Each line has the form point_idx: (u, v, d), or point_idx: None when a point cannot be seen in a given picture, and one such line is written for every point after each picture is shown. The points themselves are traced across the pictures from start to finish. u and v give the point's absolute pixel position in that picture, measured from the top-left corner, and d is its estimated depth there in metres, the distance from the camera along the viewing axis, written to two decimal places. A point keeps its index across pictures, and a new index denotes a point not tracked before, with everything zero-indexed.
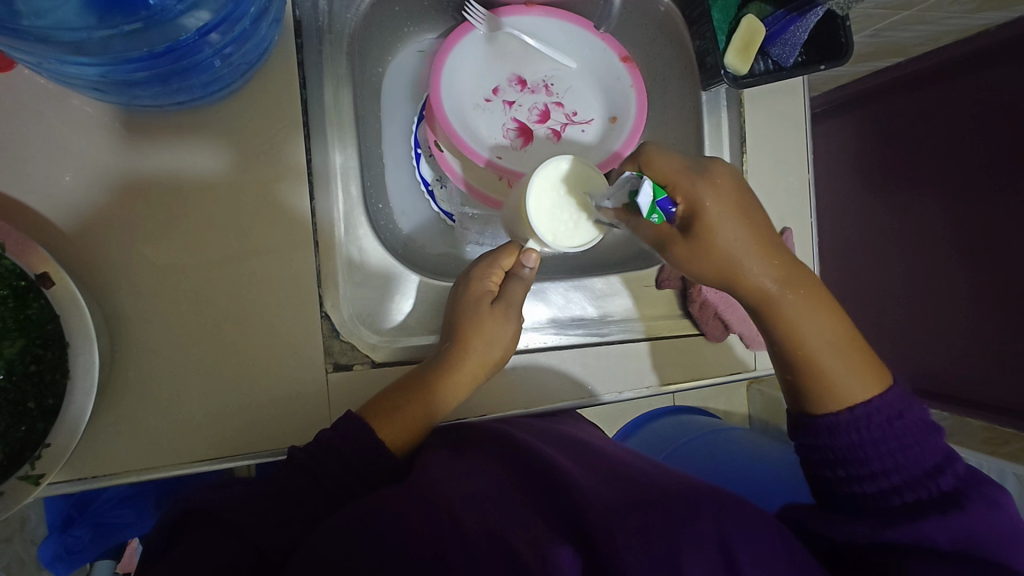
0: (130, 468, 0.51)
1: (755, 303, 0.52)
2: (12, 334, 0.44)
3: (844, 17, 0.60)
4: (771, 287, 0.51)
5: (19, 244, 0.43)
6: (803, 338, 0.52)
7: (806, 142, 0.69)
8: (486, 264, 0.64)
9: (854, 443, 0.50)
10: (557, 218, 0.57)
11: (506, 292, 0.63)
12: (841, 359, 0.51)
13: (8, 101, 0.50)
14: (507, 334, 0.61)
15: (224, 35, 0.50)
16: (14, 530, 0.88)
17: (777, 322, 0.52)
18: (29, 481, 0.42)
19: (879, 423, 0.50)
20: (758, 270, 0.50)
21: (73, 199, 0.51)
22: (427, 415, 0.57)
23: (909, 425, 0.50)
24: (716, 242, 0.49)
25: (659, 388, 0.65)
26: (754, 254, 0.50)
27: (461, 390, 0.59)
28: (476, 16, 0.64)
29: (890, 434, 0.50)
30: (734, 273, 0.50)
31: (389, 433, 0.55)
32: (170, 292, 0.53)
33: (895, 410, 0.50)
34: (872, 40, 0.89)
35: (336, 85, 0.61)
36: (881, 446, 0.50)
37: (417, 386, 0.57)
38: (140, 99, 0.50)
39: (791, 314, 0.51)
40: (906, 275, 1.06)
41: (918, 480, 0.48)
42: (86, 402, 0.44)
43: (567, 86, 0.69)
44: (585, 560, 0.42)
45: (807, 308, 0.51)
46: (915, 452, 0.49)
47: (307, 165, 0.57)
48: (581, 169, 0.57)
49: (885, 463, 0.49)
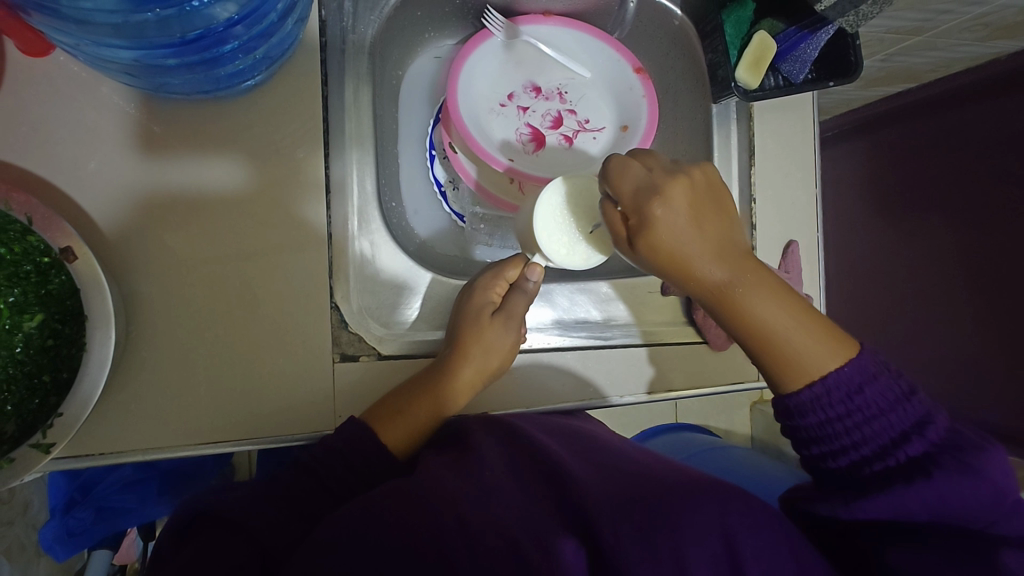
0: (137, 446, 0.52)
1: (709, 298, 0.50)
2: (32, 308, 0.46)
3: (854, 36, 0.62)
4: (718, 277, 0.49)
5: (45, 219, 0.45)
6: (762, 325, 0.49)
7: (814, 157, 0.70)
8: (493, 276, 0.65)
9: (822, 420, 0.48)
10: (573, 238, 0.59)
11: (509, 305, 0.64)
12: (801, 338, 0.49)
13: (42, 84, 0.52)
14: (508, 342, 0.62)
15: (250, 28, 0.51)
16: (17, 514, 0.89)
17: (722, 305, 0.50)
18: (39, 449, 0.43)
19: (839, 399, 0.48)
20: (703, 262, 0.48)
21: (96, 184, 0.53)
22: (427, 420, 0.58)
23: (873, 397, 0.48)
24: (660, 246, 0.48)
25: (649, 396, 0.65)
26: (690, 240, 0.48)
27: (451, 392, 0.59)
28: (494, 24, 0.67)
29: (850, 407, 0.48)
30: (683, 272, 0.49)
31: (391, 436, 0.56)
32: (183, 274, 0.54)
33: (855, 384, 0.48)
34: (884, 64, 0.90)
35: (356, 83, 0.62)
36: (847, 420, 0.47)
37: (420, 391, 0.58)
38: (169, 84, 0.52)
39: (743, 304, 0.49)
40: (914, 299, 1.06)
41: (886, 449, 0.46)
42: (100, 373, 0.45)
43: (580, 95, 0.70)
44: (586, 553, 0.44)
45: (760, 293, 0.49)
46: (882, 423, 0.47)
47: (325, 179, 0.58)
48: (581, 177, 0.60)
49: (852, 435, 0.47)
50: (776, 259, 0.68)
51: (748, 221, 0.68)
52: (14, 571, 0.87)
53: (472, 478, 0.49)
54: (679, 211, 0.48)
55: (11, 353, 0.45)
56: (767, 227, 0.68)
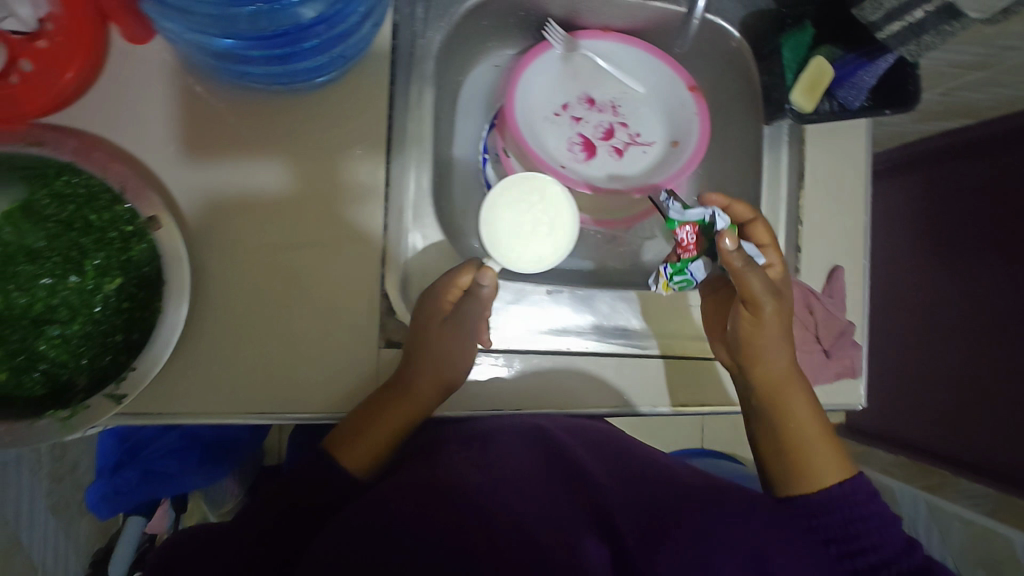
0: (193, 410, 0.55)
1: (761, 386, 0.60)
2: (113, 272, 0.50)
3: (915, 65, 0.62)
4: (781, 367, 0.59)
5: (136, 189, 0.48)
6: (802, 421, 0.58)
7: (866, 183, 0.69)
8: (444, 282, 0.60)
9: (846, 518, 0.52)
10: (530, 246, 0.63)
11: (461, 313, 0.60)
12: (828, 444, 0.57)
13: (138, 69, 0.56)
14: (455, 353, 0.59)
15: (331, 28, 0.55)
16: (66, 472, 0.95)
17: (774, 398, 0.59)
18: (112, 399, 0.46)
19: (864, 498, 0.53)
20: (779, 348, 0.59)
21: (178, 165, 0.57)
22: (388, 439, 0.59)
23: (880, 506, 0.53)
24: (763, 312, 0.57)
25: (672, 409, 0.65)
26: (777, 338, 0.58)
27: (413, 410, 0.59)
28: (554, 36, 0.69)
29: (867, 511, 0.52)
30: (753, 351, 0.59)
31: (353, 458, 0.58)
32: (248, 252, 0.57)
33: (872, 489, 0.54)
34: (944, 98, 0.90)
35: (420, 85, 0.65)
36: (866, 522, 0.52)
37: (374, 415, 0.57)
38: (251, 75, 0.56)
39: (790, 398, 0.59)
40: (960, 341, 1.03)
41: (899, 556, 0.50)
42: (172, 334, 0.48)
43: (633, 109, 0.72)
44: (612, 555, 0.48)
45: (803, 396, 0.59)
46: (893, 531, 0.51)
47: (386, 176, 0.61)
48: (514, 189, 0.63)
49: (871, 539, 0.51)
50: (820, 282, 0.68)
51: (793, 244, 0.68)
52: (57, 523, 0.94)
53: (501, 470, 0.51)
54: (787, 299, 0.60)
55: (91, 313, 0.50)
56: (813, 251, 0.68)
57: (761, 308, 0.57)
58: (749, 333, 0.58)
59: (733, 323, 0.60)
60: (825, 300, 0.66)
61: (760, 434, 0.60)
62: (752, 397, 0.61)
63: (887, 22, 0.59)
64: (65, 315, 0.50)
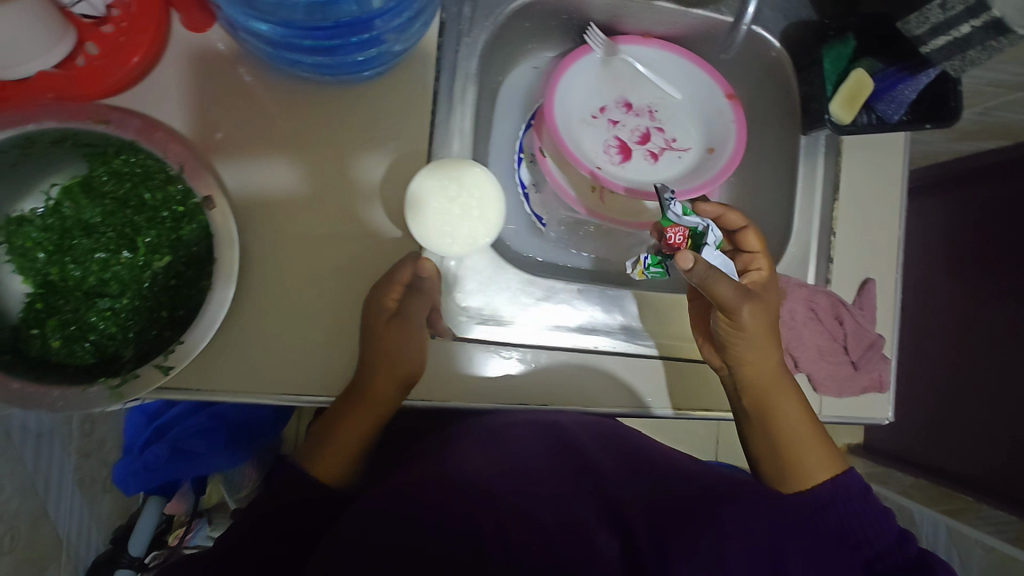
0: (230, 387, 0.56)
1: (748, 389, 0.62)
2: (163, 250, 0.52)
3: (957, 81, 0.62)
4: (766, 371, 0.61)
5: (194, 168, 0.50)
6: (787, 425, 0.62)
7: (902, 196, 0.69)
8: (384, 282, 0.58)
9: (842, 516, 0.58)
10: (462, 228, 0.61)
11: (406, 308, 0.61)
12: (814, 443, 0.62)
13: (195, 54, 0.58)
14: (411, 349, 0.59)
15: (385, 24, 0.56)
16: (94, 448, 0.97)
17: (758, 400, 0.62)
18: (161, 369, 0.48)
19: (856, 494, 0.59)
20: (760, 353, 0.60)
21: (226, 149, 0.58)
22: (356, 443, 0.60)
23: (872, 501, 0.59)
24: (745, 322, 0.58)
25: (672, 413, 0.65)
26: (758, 343, 0.60)
27: (376, 409, 0.60)
28: (595, 41, 0.70)
29: (860, 508, 0.58)
30: (736, 355, 0.61)
31: (328, 467, 0.59)
32: (288, 236, 0.58)
33: (860, 485, 0.60)
34: (981, 118, 0.89)
35: (464, 82, 0.66)
36: (861, 518, 0.58)
37: (338, 418, 0.60)
38: (300, 66, 0.57)
39: (775, 402, 0.62)
40: (989, 363, 1.01)
41: (890, 549, 0.57)
42: (220, 310, 0.50)
43: (670, 115, 0.73)
44: (623, 547, 0.48)
45: (789, 398, 0.63)
46: (884, 524, 0.58)
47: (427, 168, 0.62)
48: (438, 172, 0.59)
49: (866, 534, 0.57)
50: (851, 294, 0.68)
51: (824, 254, 0.68)
52: (83, 499, 0.95)
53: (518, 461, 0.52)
54: (768, 307, 0.61)
55: (140, 287, 0.52)
56: (845, 262, 0.68)
57: (737, 315, 0.58)
58: (727, 340, 0.60)
59: (714, 327, 0.61)
60: (857, 312, 0.66)
61: (749, 432, 0.65)
62: (739, 399, 0.64)
63: (933, 36, 0.59)
64: (115, 289, 0.52)
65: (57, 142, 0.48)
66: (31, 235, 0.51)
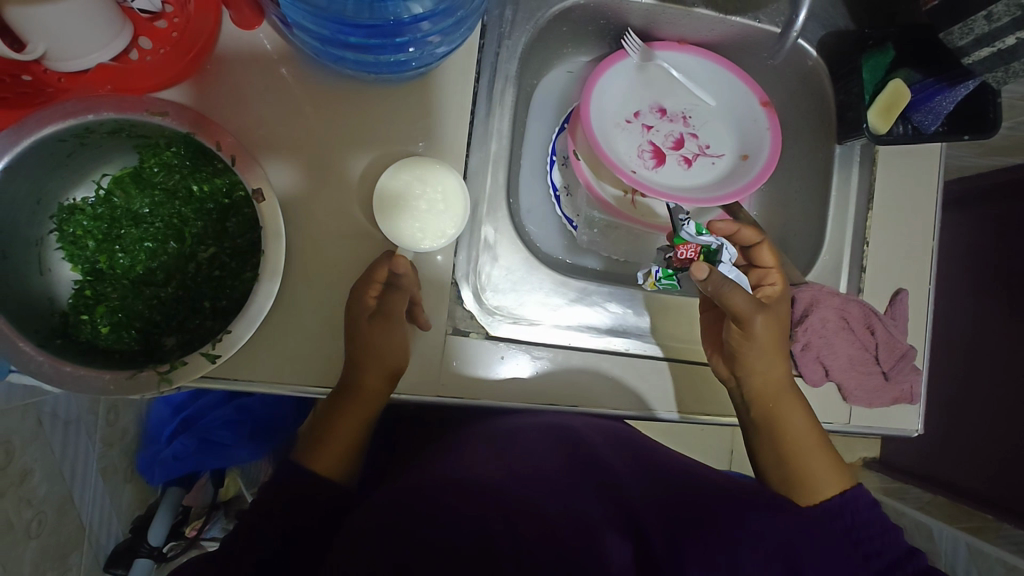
0: (269, 377, 0.57)
1: (758, 400, 0.62)
2: (208, 242, 0.54)
3: (997, 93, 0.62)
4: (778, 382, 0.62)
5: (245, 161, 0.50)
6: (797, 437, 0.62)
7: (936, 208, 0.69)
8: (363, 278, 0.57)
9: (846, 527, 0.56)
10: (432, 223, 0.60)
11: (387, 308, 0.57)
12: (822, 457, 0.61)
13: (244, 50, 0.59)
14: (398, 346, 0.57)
15: (434, 25, 0.58)
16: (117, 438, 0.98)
17: (767, 410, 0.62)
18: (208, 357, 0.49)
19: (864, 506, 0.57)
20: (770, 363, 0.62)
21: (268, 143, 0.59)
22: (351, 440, 0.58)
23: (880, 516, 0.56)
24: (754, 331, 0.61)
25: (677, 416, 0.64)
26: (766, 353, 0.62)
27: (366, 409, 0.57)
28: (632, 46, 0.70)
29: (862, 521, 0.56)
30: (746, 365, 0.61)
31: (322, 464, 0.57)
32: (324, 229, 0.59)
33: (866, 500, 0.58)
34: (1012, 133, 0.90)
35: (503, 84, 0.67)
36: (864, 531, 0.55)
37: (331, 413, 0.57)
38: (346, 63, 0.58)
39: (785, 413, 0.62)
40: None
41: (900, 561, 0.52)
42: (267, 301, 0.50)
43: (704, 121, 0.73)
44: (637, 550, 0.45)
45: (798, 410, 0.63)
46: (892, 536, 0.54)
47: (465, 167, 0.63)
48: (399, 174, 0.59)
49: (874, 543, 0.54)
50: (882, 304, 0.68)
51: (857, 263, 0.68)
52: (106, 488, 0.96)
53: (526, 460, 0.50)
54: (774, 318, 0.62)
55: (184, 278, 0.54)
56: (878, 272, 0.68)
57: (749, 324, 0.60)
58: (737, 350, 0.62)
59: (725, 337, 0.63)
60: (888, 322, 0.66)
61: (758, 445, 0.64)
62: (749, 411, 0.63)
63: (976, 47, 0.61)
64: (160, 278, 0.54)
65: (113, 132, 0.49)
66: (83, 224, 0.53)
